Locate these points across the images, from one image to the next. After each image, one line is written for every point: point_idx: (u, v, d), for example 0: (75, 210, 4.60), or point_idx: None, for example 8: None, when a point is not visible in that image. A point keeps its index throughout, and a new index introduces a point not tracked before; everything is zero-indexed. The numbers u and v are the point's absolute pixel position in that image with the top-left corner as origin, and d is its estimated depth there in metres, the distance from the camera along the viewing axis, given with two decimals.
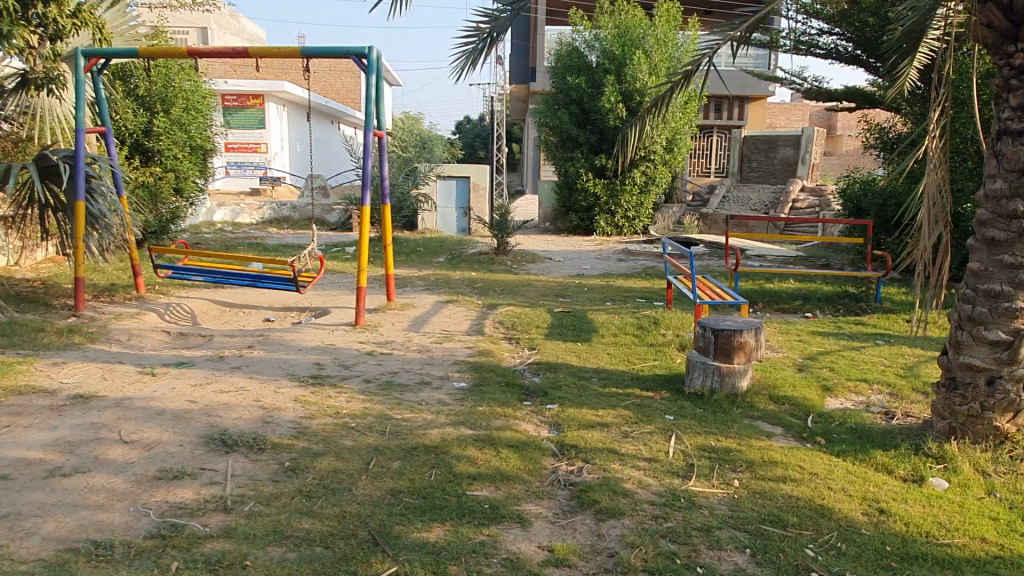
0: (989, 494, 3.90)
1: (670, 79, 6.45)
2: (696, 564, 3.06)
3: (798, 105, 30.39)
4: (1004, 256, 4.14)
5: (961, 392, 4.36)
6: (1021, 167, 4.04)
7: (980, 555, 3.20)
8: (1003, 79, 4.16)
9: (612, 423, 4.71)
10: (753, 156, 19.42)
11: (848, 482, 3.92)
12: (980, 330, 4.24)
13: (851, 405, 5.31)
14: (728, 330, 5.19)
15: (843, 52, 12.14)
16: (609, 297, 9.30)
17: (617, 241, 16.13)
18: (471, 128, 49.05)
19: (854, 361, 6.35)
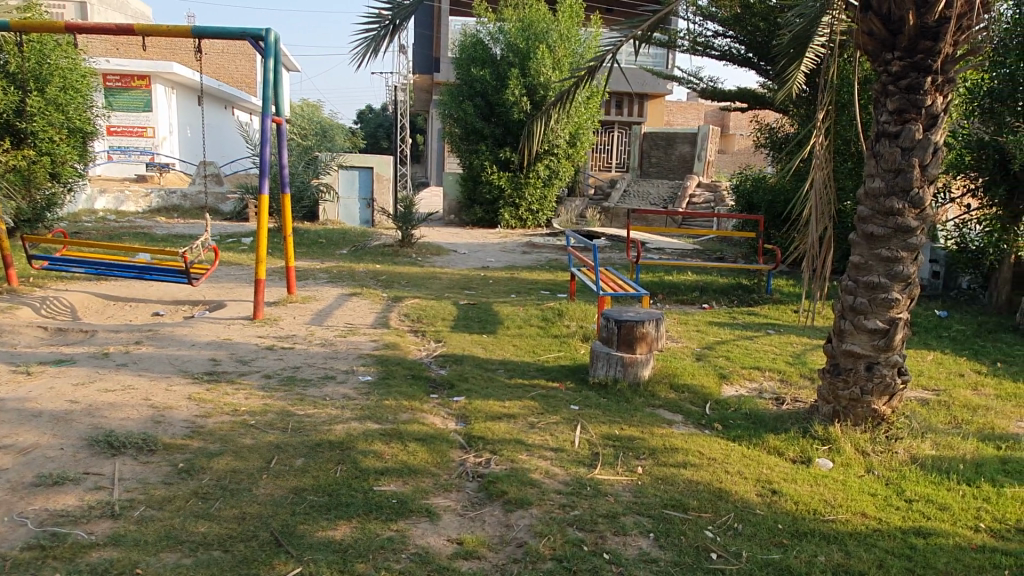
0: (869, 472, 4.19)
1: (575, 74, 6.51)
2: (602, 550, 3.12)
3: (693, 104, 31.64)
4: (882, 250, 4.44)
5: (843, 377, 4.65)
6: (897, 168, 4.33)
7: (861, 529, 3.43)
8: (881, 84, 4.43)
9: (519, 414, 4.74)
10: (652, 152, 20.01)
11: (742, 466, 4.10)
12: (860, 319, 4.53)
13: (745, 392, 5.56)
14: (630, 321, 5.34)
15: (736, 55, 12.66)
16: (514, 290, 9.36)
17: (521, 234, 16.28)
18: (374, 118, 48.26)
19: (748, 350, 6.66)
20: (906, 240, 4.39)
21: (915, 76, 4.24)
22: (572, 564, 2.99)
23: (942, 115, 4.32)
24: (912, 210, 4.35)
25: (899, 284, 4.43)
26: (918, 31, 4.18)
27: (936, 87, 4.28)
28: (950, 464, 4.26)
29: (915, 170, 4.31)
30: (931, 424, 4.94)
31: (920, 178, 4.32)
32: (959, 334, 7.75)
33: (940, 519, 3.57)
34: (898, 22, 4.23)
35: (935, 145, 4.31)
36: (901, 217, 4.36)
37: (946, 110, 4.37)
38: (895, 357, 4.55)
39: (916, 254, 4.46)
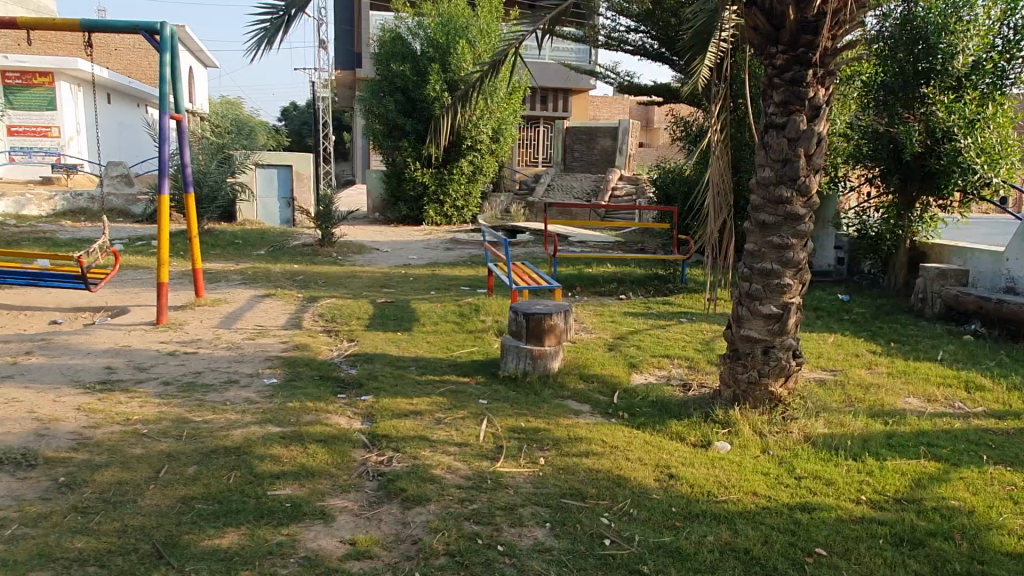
0: (764, 452, 4.33)
1: (481, 68, 6.51)
2: (496, 543, 3.13)
3: (618, 99, 32.28)
4: (773, 237, 4.59)
5: (742, 361, 4.78)
6: (784, 157, 4.49)
7: (751, 507, 3.54)
8: (767, 78, 4.58)
9: (426, 410, 4.72)
10: (575, 146, 20.16)
11: (643, 452, 4.18)
12: (756, 305, 4.67)
13: (653, 379, 5.68)
14: (538, 314, 5.38)
15: (650, 49, 12.93)
16: (433, 286, 9.32)
17: (446, 230, 16.22)
18: (298, 115, 47.31)
19: (659, 338, 6.81)
20: (795, 227, 4.56)
21: (797, 70, 4.41)
22: (465, 558, 2.99)
23: (824, 107, 4.50)
24: (799, 199, 4.52)
25: (791, 270, 4.60)
26: (799, 25, 4.33)
27: (817, 80, 4.45)
28: (840, 441, 4.45)
29: (802, 160, 4.47)
30: (826, 403, 5.14)
31: (806, 167, 4.48)
32: (859, 316, 8.11)
33: (825, 494, 3.72)
34: (780, 16, 4.37)
35: (818, 136, 4.48)
36: (789, 205, 4.52)
37: (828, 102, 4.55)
38: (789, 340, 4.72)
39: (806, 240, 4.64)
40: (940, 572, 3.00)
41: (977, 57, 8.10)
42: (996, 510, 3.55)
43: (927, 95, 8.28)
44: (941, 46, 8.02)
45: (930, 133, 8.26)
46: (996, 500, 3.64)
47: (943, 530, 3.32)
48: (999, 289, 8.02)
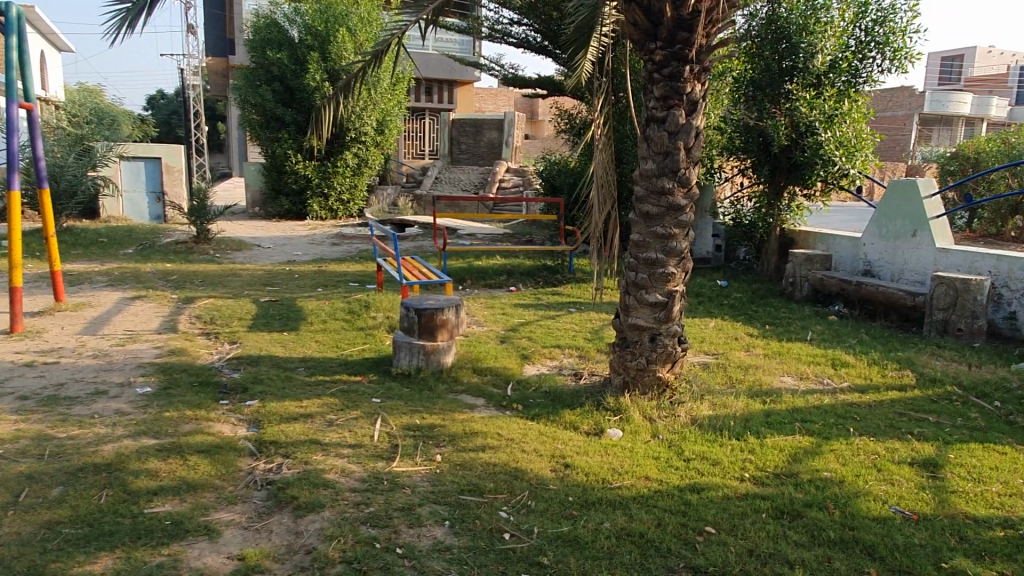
0: (654, 437, 4.47)
1: (363, 57, 6.31)
2: (395, 545, 3.06)
3: (501, 91, 32.54)
4: (657, 228, 4.73)
5: (631, 349, 4.92)
6: (665, 150, 4.63)
7: (644, 491, 3.65)
8: (647, 73, 4.70)
9: (317, 413, 4.55)
10: (461, 139, 20.10)
11: (538, 443, 4.21)
12: (642, 294, 4.81)
13: (546, 370, 5.75)
14: (430, 309, 5.31)
15: (533, 42, 13.04)
16: (319, 283, 9.02)
17: (331, 224, 15.80)
18: (166, 104, 44.57)
19: (549, 329, 6.89)
20: (678, 217, 4.72)
21: (675, 65, 4.55)
22: (362, 564, 2.90)
23: (701, 102, 4.67)
24: (680, 190, 4.68)
25: (674, 259, 4.76)
26: (676, 22, 4.48)
27: (694, 75, 4.61)
28: (724, 422, 4.66)
29: (681, 153, 4.63)
30: (709, 386, 5.38)
31: (685, 159, 4.65)
32: (736, 301, 8.54)
33: (712, 474, 3.88)
34: (658, 13, 4.50)
35: (696, 130, 4.65)
36: (671, 196, 4.67)
37: (704, 97, 4.73)
38: (674, 327, 4.89)
39: (687, 230, 4.81)
40: (817, 540, 3.20)
41: (835, 57, 8.68)
42: (863, 478, 3.82)
43: (791, 91, 8.80)
44: (803, 46, 8.53)
45: (795, 127, 8.79)
46: (863, 469, 3.93)
47: (818, 500, 3.55)
48: (858, 272, 8.67)
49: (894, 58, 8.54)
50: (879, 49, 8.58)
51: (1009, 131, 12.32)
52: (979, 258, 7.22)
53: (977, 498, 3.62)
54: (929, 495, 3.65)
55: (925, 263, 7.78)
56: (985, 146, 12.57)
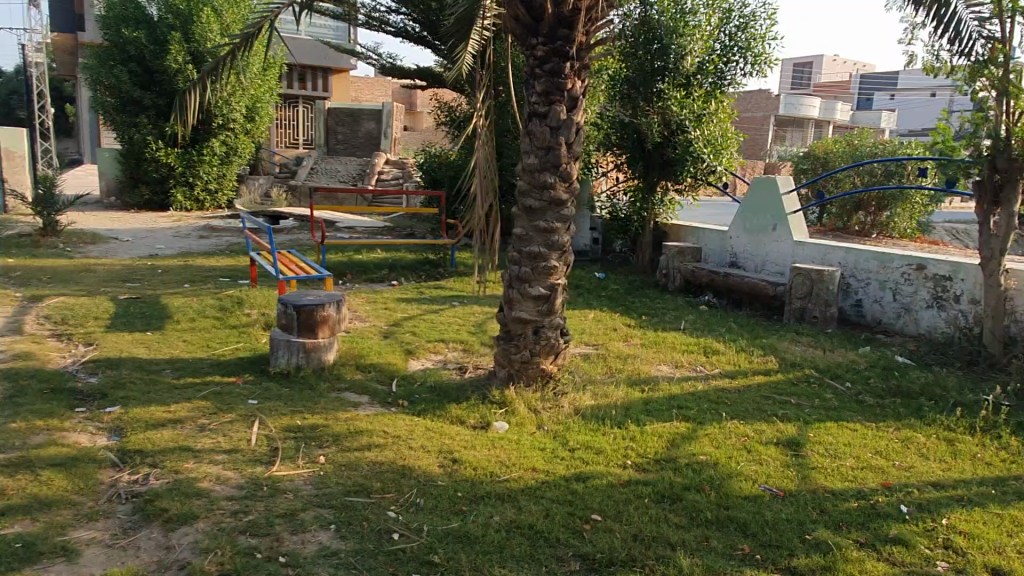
0: (540, 428, 4.53)
1: (231, 40, 5.96)
2: (277, 554, 2.93)
3: (379, 80, 31.99)
4: (540, 222, 4.78)
5: (515, 342, 4.95)
6: (547, 145, 4.68)
7: (532, 483, 3.68)
8: (528, 68, 4.73)
9: (187, 418, 4.28)
10: (338, 129, 19.58)
11: (425, 439, 4.16)
12: (525, 287, 4.84)
13: (430, 365, 5.69)
14: (309, 306, 5.12)
15: (412, 32, 12.85)
16: (186, 278, 8.49)
17: (198, 216, 14.94)
18: (3, 82, 40.47)
19: (433, 323, 6.83)
20: (559, 212, 4.79)
21: (556, 61, 4.60)
22: None
23: (581, 99, 4.76)
24: (562, 184, 4.76)
25: (556, 252, 4.83)
26: (556, 19, 4.54)
27: (574, 72, 4.69)
28: (606, 411, 4.79)
29: (563, 148, 4.70)
30: (590, 376, 5.52)
31: (566, 155, 4.73)
32: (614, 292, 8.82)
33: (596, 462, 3.98)
34: (539, 9, 4.53)
35: (577, 126, 4.74)
36: (553, 190, 4.74)
37: (584, 93, 4.82)
38: (557, 320, 4.98)
39: (569, 224, 4.90)
40: (696, 521, 3.35)
41: (702, 59, 9.11)
42: (735, 459, 4.05)
43: (663, 91, 9.17)
44: (673, 47, 8.90)
45: (666, 125, 9.16)
46: (735, 451, 4.16)
47: (695, 483, 3.72)
48: (725, 264, 9.19)
49: (755, 62, 9.09)
50: (741, 53, 9.10)
51: (853, 134, 13.44)
52: (831, 250, 7.82)
53: (834, 473, 3.92)
54: (793, 472, 3.91)
55: (783, 255, 8.34)
56: (833, 147, 13.64)
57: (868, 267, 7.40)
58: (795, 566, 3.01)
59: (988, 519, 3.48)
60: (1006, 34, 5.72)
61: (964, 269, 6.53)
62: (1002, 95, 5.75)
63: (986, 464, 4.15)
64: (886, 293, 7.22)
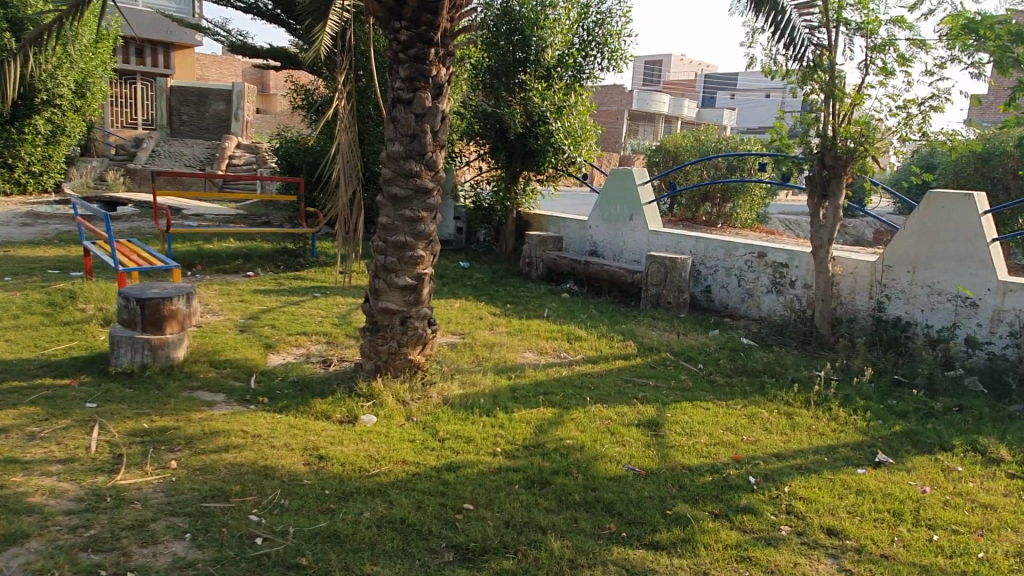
0: (409, 420, 4.46)
1: (56, 7, 5.36)
2: (125, 570, 2.69)
3: (228, 59, 30.29)
4: (405, 211, 4.69)
5: (382, 333, 4.84)
6: (412, 132, 4.59)
7: (403, 476, 3.62)
8: (392, 52, 4.61)
9: (13, 426, 3.84)
10: (181, 109, 18.25)
11: (288, 437, 3.97)
12: (392, 277, 4.74)
13: (292, 359, 5.45)
14: (155, 299, 4.76)
15: (264, 9, 12.19)
16: (6, 270, 7.61)
17: (19, 201, 13.45)
18: None
19: (294, 315, 6.55)
20: (425, 201, 4.72)
21: (421, 47, 4.51)
22: None
23: (446, 86, 4.71)
24: (427, 172, 4.69)
25: (423, 242, 4.77)
26: (420, 4, 4.45)
27: (439, 59, 4.63)
28: (474, 400, 4.80)
29: (428, 136, 4.63)
30: (458, 365, 5.50)
31: (432, 143, 4.66)
32: (479, 281, 8.86)
33: (466, 451, 3.97)
34: None
35: (442, 113, 4.69)
36: (419, 179, 4.66)
37: (448, 81, 4.77)
38: (424, 310, 4.92)
39: (435, 213, 4.84)
40: (564, 503, 3.43)
41: (562, 52, 9.31)
42: (599, 442, 4.18)
43: (525, 82, 9.28)
44: (534, 39, 9.03)
45: (528, 116, 9.29)
46: (599, 434, 4.30)
47: (563, 467, 3.80)
48: (585, 252, 9.48)
49: (612, 58, 9.42)
50: (598, 49, 9.40)
51: (699, 129, 14.29)
52: (682, 239, 8.27)
53: (690, 450, 4.16)
54: (654, 451, 4.10)
55: (639, 244, 8.72)
56: (681, 141, 14.43)
57: (715, 255, 7.89)
58: (658, 541, 3.15)
59: (823, 484, 3.82)
60: (832, 42, 6.24)
61: (798, 256, 7.12)
62: (829, 98, 6.29)
63: (819, 434, 4.55)
64: (732, 279, 7.74)
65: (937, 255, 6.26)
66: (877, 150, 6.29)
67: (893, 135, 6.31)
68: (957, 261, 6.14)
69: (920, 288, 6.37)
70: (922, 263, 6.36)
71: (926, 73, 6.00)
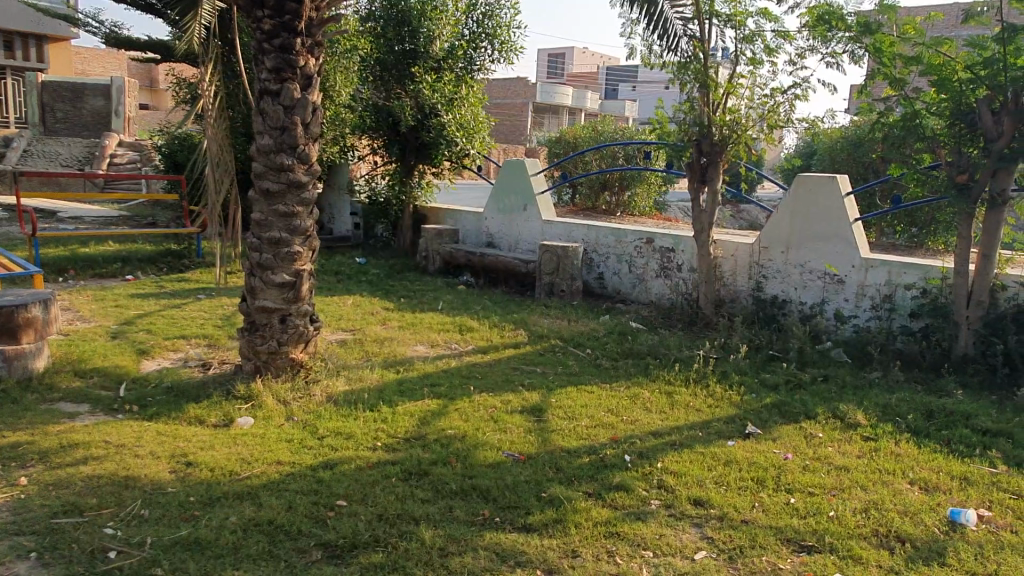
0: (288, 420, 4.34)
1: None
2: None
3: (110, 53, 28.93)
4: (278, 206, 4.56)
5: (260, 333, 4.71)
6: (282, 125, 4.47)
7: (275, 477, 3.52)
8: (256, 42, 4.46)
9: None
10: (55, 105, 17.14)
11: (155, 445, 3.81)
12: (268, 274, 4.61)
13: (167, 364, 5.22)
14: (7, 307, 4.46)
15: None
16: None
17: None
18: None
19: (173, 319, 6.28)
20: (299, 195, 4.62)
21: (286, 36, 4.40)
22: None
23: (315, 77, 4.60)
24: (301, 166, 4.58)
25: (299, 237, 4.66)
26: None
27: (305, 49, 4.52)
28: (358, 395, 4.72)
29: (298, 128, 4.52)
30: (345, 362, 5.41)
31: (303, 135, 4.56)
32: (374, 277, 8.74)
33: (345, 448, 3.92)
34: None
35: (313, 105, 4.58)
36: (292, 172, 4.55)
37: (318, 72, 4.67)
38: (304, 307, 4.80)
39: (310, 207, 4.74)
40: (441, 493, 3.44)
41: (451, 43, 9.27)
42: (481, 430, 4.21)
43: (415, 74, 9.20)
44: (423, 31, 8.96)
45: (420, 108, 9.23)
46: (481, 422, 4.33)
47: (442, 457, 3.81)
48: (482, 245, 9.51)
49: (502, 49, 9.50)
50: (488, 40, 9.45)
51: (597, 120, 14.57)
52: (574, 228, 8.41)
53: (570, 433, 4.24)
54: (534, 437, 4.15)
55: (533, 233, 8.82)
56: (580, 132, 14.67)
57: (606, 243, 8.07)
58: (530, 523, 3.20)
59: (694, 458, 3.98)
60: (704, 34, 6.47)
61: (684, 241, 7.36)
62: (703, 87, 6.52)
63: (696, 411, 4.73)
64: (623, 265, 7.94)
65: (807, 235, 6.62)
66: (750, 137, 6.60)
67: (762, 122, 6.62)
68: (824, 241, 6.52)
69: (794, 267, 6.72)
70: (794, 243, 6.71)
71: (789, 62, 6.32)
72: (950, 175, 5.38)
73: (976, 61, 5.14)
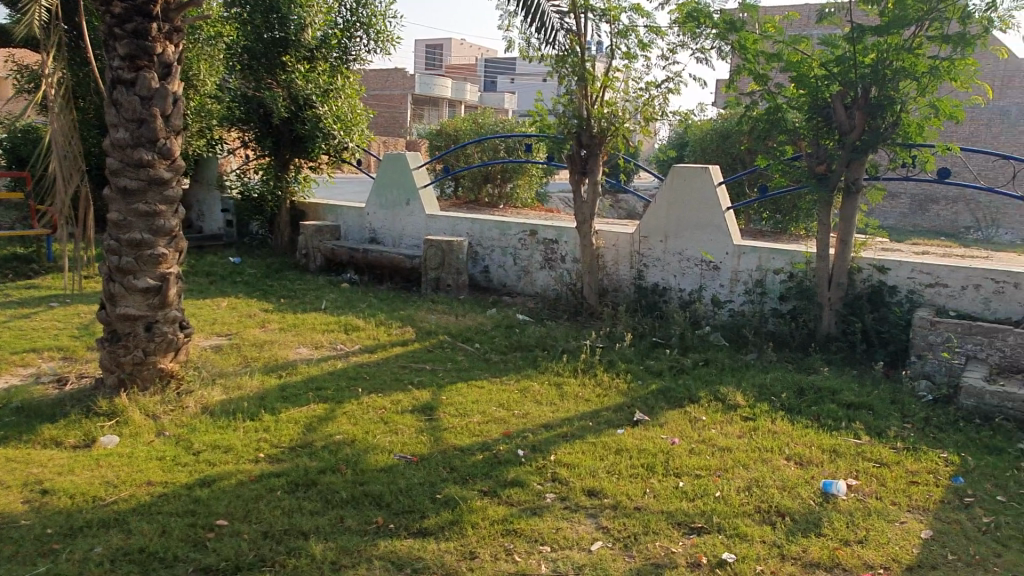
0: (159, 436, 4.02)
1: None
2: None
3: None
4: (138, 205, 4.21)
5: (123, 343, 4.33)
6: (139, 117, 4.13)
7: (145, 499, 3.25)
8: (106, 27, 4.08)
9: None
10: None
11: (3, 474, 3.42)
12: (129, 279, 4.25)
13: (16, 381, 4.72)
14: None
15: None
16: None
17: None
18: None
19: (21, 330, 5.70)
20: (162, 192, 4.28)
21: (139, 21, 4.05)
22: None
23: (175, 66, 4.28)
24: (162, 161, 4.25)
25: (163, 238, 4.32)
26: None
27: (163, 35, 4.19)
28: (237, 404, 4.44)
29: (158, 120, 4.18)
30: (221, 369, 5.09)
31: (164, 128, 4.22)
32: (250, 277, 8.32)
33: (224, 462, 3.67)
34: None
35: (173, 96, 4.25)
36: (152, 168, 4.20)
37: (178, 60, 4.34)
38: (172, 312, 4.46)
39: (175, 206, 4.41)
40: (330, 503, 3.29)
41: (324, 32, 8.91)
42: (371, 433, 4.07)
43: (287, 63, 8.79)
44: (293, 18, 8.55)
45: (293, 99, 8.83)
46: (370, 425, 4.19)
47: (330, 465, 3.65)
48: (364, 240, 9.25)
49: (378, 40, 9.22)
50: (363, 30, 9.11)
51: (477, 112, 14.53)
52: (458, 222, 8.34)
53: (462, 430, 4.18)
54: (426, 437, 4.06)
55: (417, 228, 8.67)
56: (461, 124, 14.57)
57: (491, 236, 8.05)
58: (426, 527, 3.12)
59: (586, 448, 4.02)
60: (580, 28, 6.54)
61: (567, 232, 7.45)
62: (581, 81, 6.59)
63: (585, 401, 4.79)
64: (508, 258, 7.95)
65: (683, 224, 6.87)
66: (628, 130, 6.73)
67: (638, 115, 6.77)
68: (699, 230, 6.78)
69: (672, 255, 6.96)
70: (672, 232, 6.94)
71: (662, 57, 6.50)
72: (809, 166, 5.74)
73: (829, 59, 5.42)
